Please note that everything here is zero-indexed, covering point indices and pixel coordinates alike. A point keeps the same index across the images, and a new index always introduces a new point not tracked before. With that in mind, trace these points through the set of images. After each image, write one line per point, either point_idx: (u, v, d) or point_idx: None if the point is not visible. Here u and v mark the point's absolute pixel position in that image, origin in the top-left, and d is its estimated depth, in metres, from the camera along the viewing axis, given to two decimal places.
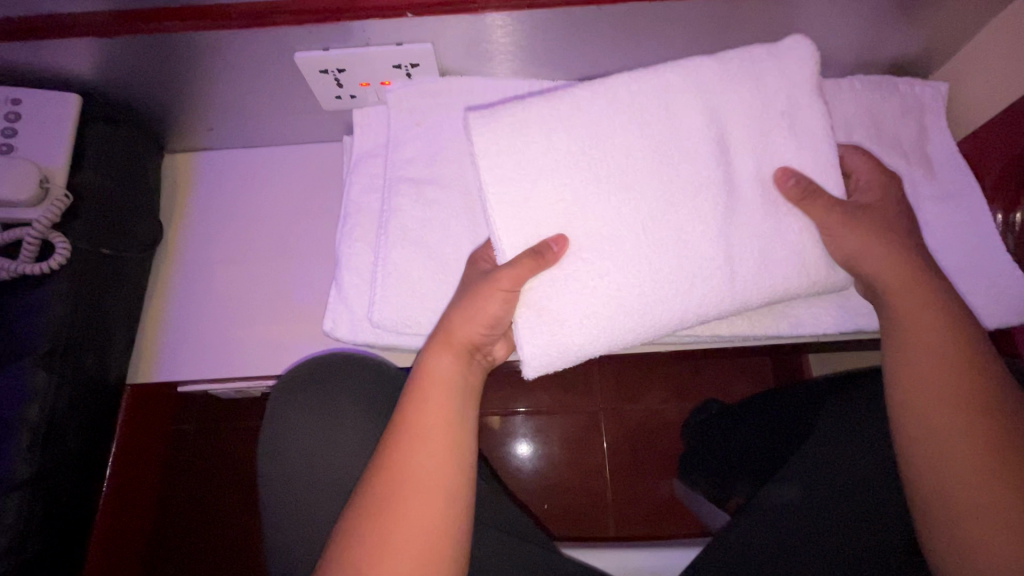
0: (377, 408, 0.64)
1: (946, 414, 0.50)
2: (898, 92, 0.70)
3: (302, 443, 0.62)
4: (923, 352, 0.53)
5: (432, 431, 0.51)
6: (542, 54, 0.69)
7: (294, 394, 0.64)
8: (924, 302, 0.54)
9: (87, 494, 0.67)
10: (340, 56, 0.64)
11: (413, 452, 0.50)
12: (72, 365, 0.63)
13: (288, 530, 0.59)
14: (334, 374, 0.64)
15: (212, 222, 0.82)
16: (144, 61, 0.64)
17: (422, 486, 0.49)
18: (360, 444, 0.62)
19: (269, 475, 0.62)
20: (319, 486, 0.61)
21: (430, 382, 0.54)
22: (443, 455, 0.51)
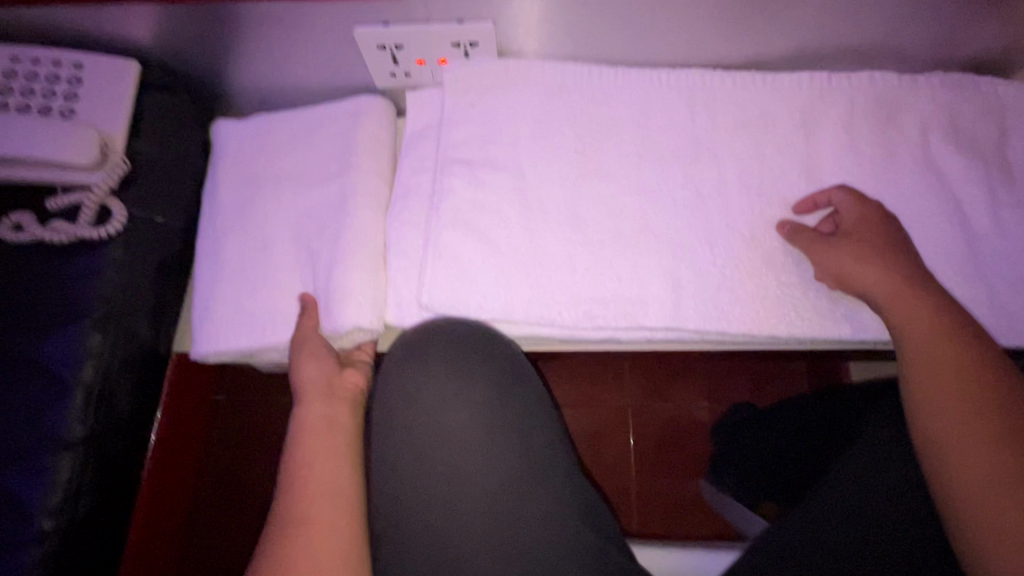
0: (499, 378, 0.63)
1: (957, 424, 0.47)
2: (979, 91, 0.66)
3: (426, 406, 0.62)
4: (930, 366, 0.50)
5: (314, 439, 0.57)
6: (603, 38, 0.67)
7: (419, 357, 0.63)
8: (929, 312, 0.52)
9: (135, 456, 0.69)
10: (400, 32, 0.63)
11: (312, 457, 0.55)
12: (126, 330, 0.64)
13: (409, 505, 0.58)
14: (462, 339, 0.63)
15: (231, 176, 0.72)
16: (204, 29, 0.63)
17: (320, 504, 0.52)
18: (481, 412, 0.63)
19: (388, 432, 0.62)
20: (440, 448, 0.61)
21: (313, 388, 0.60)
22: (333, 461, 0.55)
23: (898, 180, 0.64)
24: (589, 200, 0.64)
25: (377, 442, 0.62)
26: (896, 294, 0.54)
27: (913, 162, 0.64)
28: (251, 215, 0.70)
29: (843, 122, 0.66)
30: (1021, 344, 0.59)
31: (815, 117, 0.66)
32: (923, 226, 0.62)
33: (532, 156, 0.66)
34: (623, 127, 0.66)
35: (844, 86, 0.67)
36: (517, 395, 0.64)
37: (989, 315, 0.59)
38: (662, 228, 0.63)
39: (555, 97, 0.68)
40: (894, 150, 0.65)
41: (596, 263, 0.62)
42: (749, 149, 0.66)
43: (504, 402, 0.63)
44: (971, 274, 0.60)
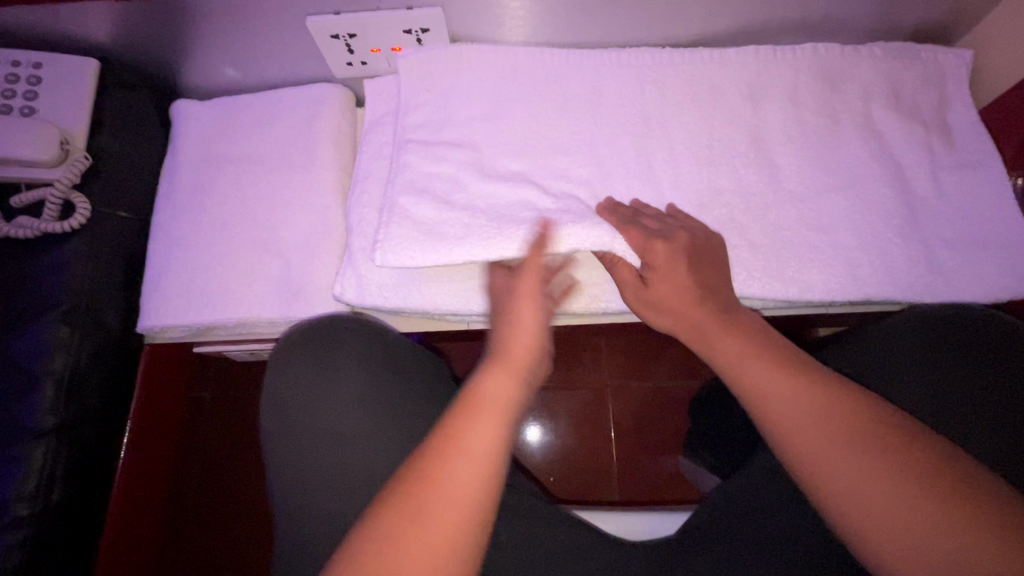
0: (377, 359, 0.63)
1: (858, 480, 0.43)
2: (918, 59, 0.68)
3: (303, 393, 0.61)
4: (798, 430, 0.46)
5: (482, 427, 0.45)
6: (553, 20, 0.68)
7: (296, 347, 0.63)
8: (786, 377, 0.48)
9: (110, 446, 0.70)
10: (351, 21, 0.65)
11: (456, 456, 0.43)
12: (94, 322, 0.65)
13: (295, 500, 0.58)
14: (334, 329, 0.63)
15: (188, 163, 0.73)
16: (158, 27, 0.65)
17: (451, 516, 0.41)
18: (359, 392, 0.61)
19: (269, 421, 0.62)
20: (318, 432, 0.60)
21: (487, 405, 0.46)
22: (495, 452, 0.44)
23: (840, 147, 0.66)
24: (543, 178, 0.66)
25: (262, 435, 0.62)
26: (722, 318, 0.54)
27: (855, 130, 0.66)
28: (205, 201, 0.71)
29: (786, 93, 0.68)
30: (958, 301, 0.61)
31: (760, 91, 0.68)
32: (865, 191, 0.64)
33: (486, 138, 0.67)
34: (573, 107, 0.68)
35: (789, 58, 0.69)
36: (399, 375, 0.64)
37: (927, 274, 0.61)
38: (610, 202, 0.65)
39: (507, 79, 0.69)
40: (838, 120, 0.67)
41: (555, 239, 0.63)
42: (698, 123, 0.67)
43: (385, 381, 0.62)
44: (910, 236, 0.63)
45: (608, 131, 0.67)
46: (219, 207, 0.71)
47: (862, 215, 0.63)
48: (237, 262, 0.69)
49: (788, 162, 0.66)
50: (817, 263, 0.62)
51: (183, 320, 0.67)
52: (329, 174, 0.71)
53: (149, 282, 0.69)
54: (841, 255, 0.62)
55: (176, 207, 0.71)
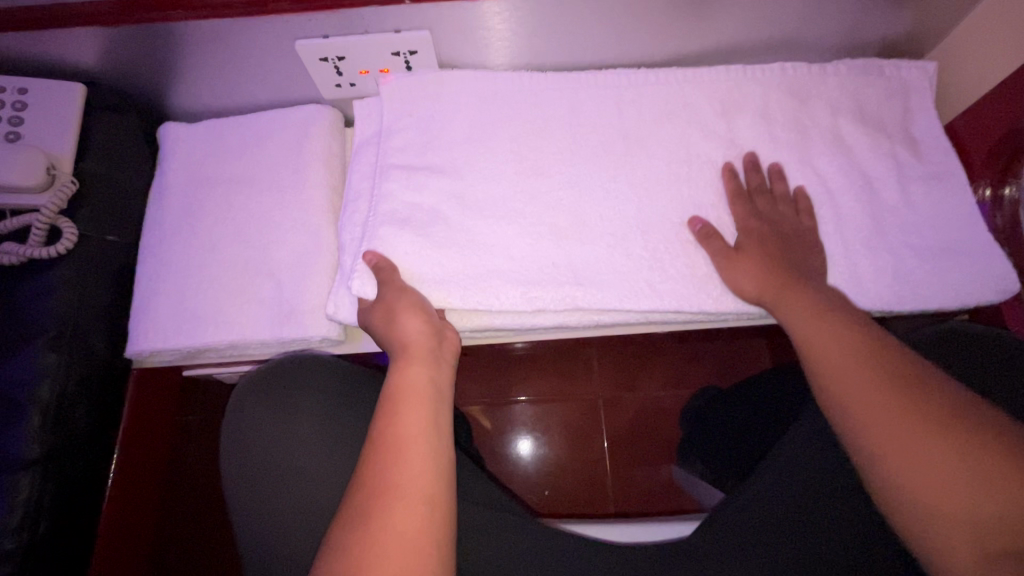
0: (337, 398, 0.65)
1: (915, 450, 0.45)
2: (883, 76, 0.71)
3: (266, 439, 0.63)
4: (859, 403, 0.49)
5: (411, 411, 0.52)
6: (534, 42, 0.70)
7: (256, 394, 0.65)
8: (852, 350, 0.51)
9: (96, 476, 0.68)
10: (339, 44, 0.66)
11: (403, 435, 0.50)
12: (82, 348, 0.64)
13: (257, 530, 0.59)
14: (290, 373, 0.65)
15: (178, 185, 0.73)
16: (146, 51, 0.65)
17: (412, 483, 0.47)
18: (321, 433, 0.63)
19: (232, 471, 0.62)
20: (285, 477, 0.61)
21: (413, 394, 0.53)
22: (429, 427, 0.51)
23: (813, 160, 0.68)
24: (526, 196, 0.67)
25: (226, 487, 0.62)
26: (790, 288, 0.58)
27: (826, 144, 0.69)
28: (197, 223, 0.71)
29: (760, 109, 0.70)
30: (931, 307, 0.63)
31: (734, 107, 0.70)
32: (838, 203, 0.67)
33: (470, 157, 0.69)
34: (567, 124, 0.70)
35: (763, 77, 0.71)
36: (350, 409, 0.65)
37: (900, 282, 0.64)
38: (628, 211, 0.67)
39: (488, 100, 0.70)
40: (810, 135, 0.69)
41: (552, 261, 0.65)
42: (678, 140, 0.69)
43: (346, 419, 0.64)
44: (883, 246, 0.65)
45: (591, 148, 0.69)
46: (211, 229, 0.71)
47: (836, 226, 0.66)
48: (229, 284, 0.68)
49: (764, 177, 0.68)
50: None
51: (174, 343, 0.66)
52: (319, 195, 0.71)
53: (139, 305, 0.68)
54: (820, 265, 0.64)
55: (168, 229, 0.71)
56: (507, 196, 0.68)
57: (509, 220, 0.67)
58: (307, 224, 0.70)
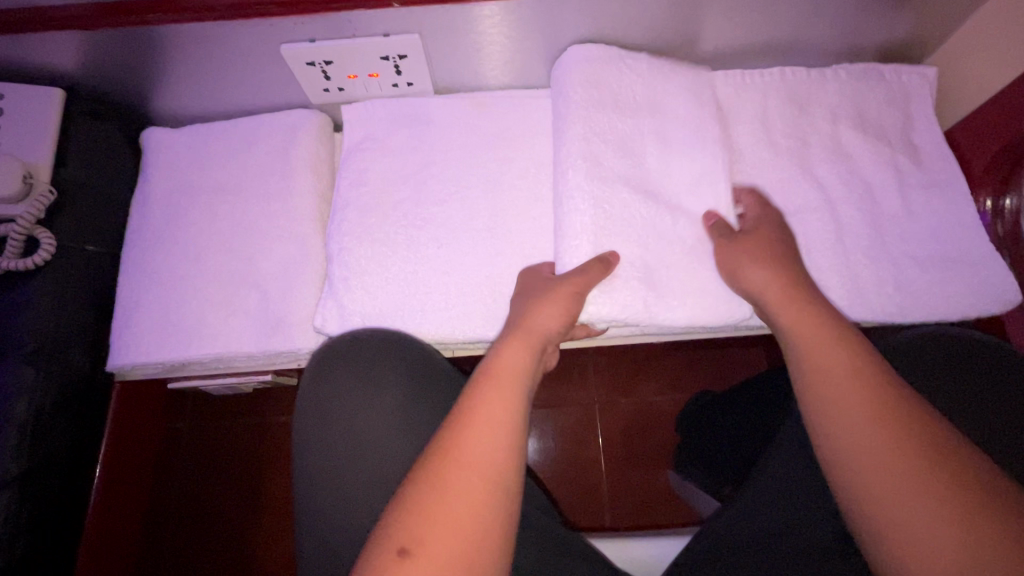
0: (416, 377, 0.62)
1: (883, 461, 0.44)
2: (884, 81, 0.70)
3: (343, 408, 0.61)
4: (845, 425, 0.47)
5: (496, 393, 0.49)
6: (529, 46, 0.68)
7: (336, 363, 0.62)
8: (843, 372, 0.49)
9: (76, 493, 0.66)
10: (327, 48, 0.64)
11: (463, 436, 0.46)
12: (62, 362, 0.63)
13: (327, 508, 0.58)
14: (362, 345, 0.62)
15: (161, 192, 0.71)
16: (126, 55, 0.63)
17: (479, 464, 0.45)
18: (397, 409, 0.61)
19: (303, 436, 0.61)
20: (359, 451, 0.59)
21: (501, 378, 0.51)
22: (509, 417, 0.48)
23: (813, 168, 0.67)
24: (519, 208, 0.67)
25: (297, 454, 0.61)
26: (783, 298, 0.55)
27: (826, 151, 0.67)
28: (180, 231, 0.69)
29: (758, 115, 0.69)
30: (932, 318, 0.62)
31: (733, 113, 0.69)
32: (837, 211, 0.65)
33: (463, 168, 0.69)
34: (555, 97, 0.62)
35: (764, 82, 0.70)
36: (440, 390, 0.63)
37: (901, 293, 0.62)
38: (621, 211, 0.60)
39: (478, 113, 0.71)
40: (812, 143, 0.68)
41: (595, 230, 0.58)
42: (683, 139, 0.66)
43: (420, 401, 0.62)
44: (886, 254, 0.64)
45: None
46: (195, 238, 0.69)
47: (836, 235, 0.64)
48: (214, 295, 0.67)
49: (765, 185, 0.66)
50: None
51: (158, 355, 0.65)
52: (307, 202, 0.70)
53: (121, 317, 0.66)
54: (822, 274, 0.63)
55: (150, 238, 0.69)
56: (500, 206, 0.67)
57: (501, 231, 0.66)
58: (296, 233, 0.69)
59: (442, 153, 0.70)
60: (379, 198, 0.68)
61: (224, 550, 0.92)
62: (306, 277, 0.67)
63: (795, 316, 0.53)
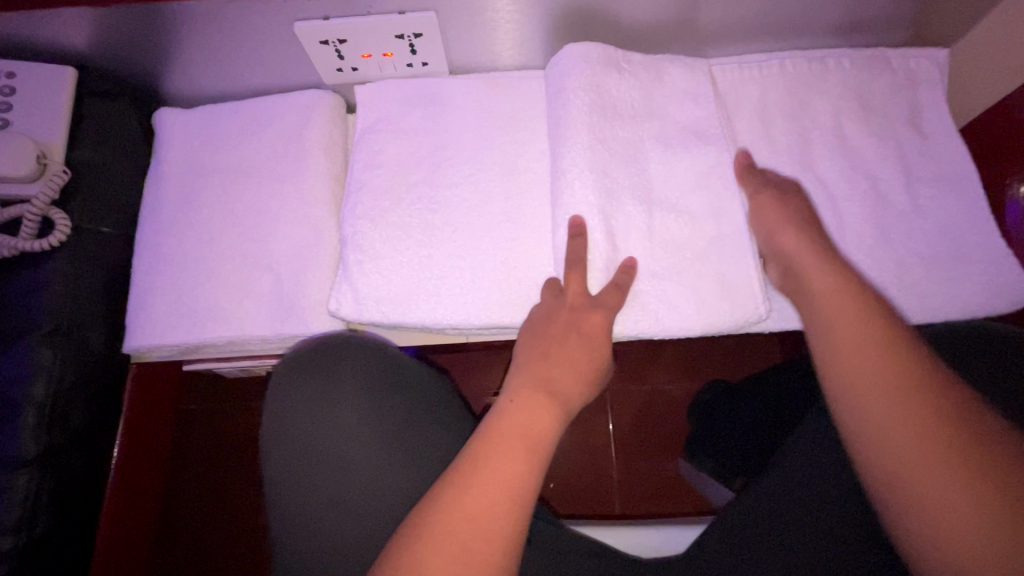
0: (379, 388, 0.63)
1: (906, 441, 0.43)
2: (916, 61, 0.67)
3: (308, 417, 0.62)
4: (885, 443, 0.44)
5: (514, 435, 0.50)
6: (547, 24, 0.66)
7: (302, 371, 0.63)
8: (869, 347, 0.47)
9: (95, 471, 0.67)
10: (340, 26, 0.62)
11: (467, 478, 0.47)
12: (79, 343, 0.63)
13: (291, 510, 0.59)
14: (331, 356, 0.63)
15: (174, 172, 0.70)
16: (138, 33, 0.62)
17: (488, 495, 0.46)
18: (361, 416, 0.62)
19: (269, 443, 0.62)
20: (322, 455, 0.61)
21: (521, 434, 0.50)
22: (523, 456, 0.49)
23: (839, 151, 0.65)
24: (535, 192, 0.66)
25: (264, 459, 0.62)
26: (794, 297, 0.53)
27: (854, 135, 0.65)
28: (194, 213, 0.68)
29: (784, 97, 0.66)
30: (961, 308, 0.60)
31: (757, 94, 0.66)
32: (865, 197, 0.63)
33: (478, 149, 0.67)
34: (576, 83, 0.60)
35: (791, 64, 0.67)
36: (405, 395, 0.64)
37: (929, 281, 0.60)
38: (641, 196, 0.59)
39: (494, 94, 0.70)
40: (840, 127, 0.65)
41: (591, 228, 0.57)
42: (706, 120, 0.63)
43: (386, 408, 0.62)
44: (916, 243, 0.61)
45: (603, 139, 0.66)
46: (210, 219, 0.68)
47: (862, 222, 0.62)
48: (227, 277, 0.66)
49: (793, 170, 0.64)
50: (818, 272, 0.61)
51: (172, 338, 0.65)
52: (320, 184, 0.69)
53: (136, 299, 0.66)
54: (849, 262, 0.61)
55: (164, 220, 0.68)
56: (515, 189, 0.66)
57: (516, 215, 0.65)
58: (308, 214, 0.68)
59: (457, 136, 0.68)
60: (392, 181, 0.67)
61: (240, 523, 0.94)
62: (319, 260, 0.67)
63: (816, 318, 0.51)
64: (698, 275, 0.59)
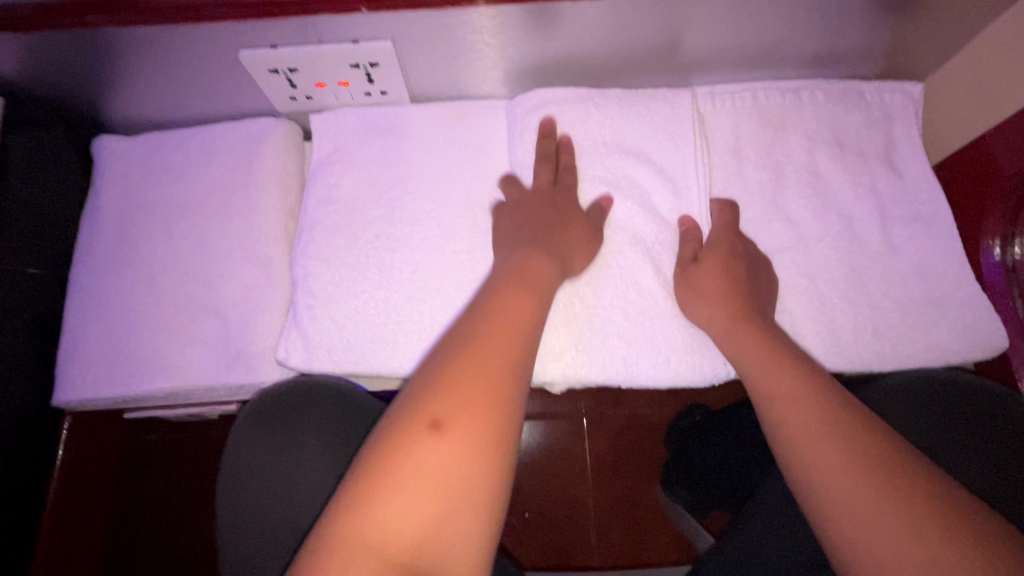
0: (348, 450, 0.59)
1: (832, 457, 0.42)
2: (890, 96, 0.65)
3: (272, 476, 0.58)
4: (838, 480, 0.41)
5: (488, 340, 0.42)
6: (511, 53, 0.63)
7: (266, 427, 0.59)
8: (778, 372, 0.48)
9: (18, 537, 0.61)
10: (289, 54, 0.58)
11: (433, 400, 0.39)
12: (3, 396, 0.58)
13: (253, 573, 0.55)
14: (299, 411, 0.59)
15: (111, 208, 0.66)
16: (67, 59, 0.57)
17: (460, 418, 0.38)
18: (329, 479, 0.58)
19: (228, 503, 0.57)
20: (285, 517, 0.57)
21: (496, 341, 0.42)
22: (498, 366, 0.41)
23: (814, 189, 0.62)
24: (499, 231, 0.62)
25: (220, 519, 0.57)
26: (763, 348, 0.50)
27: (829, 171, 0.63)
28: (132, 253, 0.64)
29: (757, 132, 0.64)
30: (937, 356, 0.58)
31: (729, 129, 0.64)
32: (840, 238, 0.61)
33: (439, 184, 0.64)
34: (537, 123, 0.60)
35: (764, 96, 0.65)
36: None
37: (904, 326, 0.58)
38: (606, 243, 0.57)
39: (457, 124, 0.66)
40: (815, 163, 0.63)
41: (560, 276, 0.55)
42: (677, 156, 0.60)
43: None
44: (892, 286, 0.59)
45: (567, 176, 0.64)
46: (151, 257, 0.64)
47: (836, 264, 0.60)
48: (167, 322, 0.62)
49: (766, 209, 0.61)
50: (791, 318, 0.59)
51: (108, 388, 0.60)
52: (272, 219, 0.65)
53: (68, 347, 0.61)
54: (824, 307, 0.59)
55: (99, 261, 0.64)
56: (477, 228, 0.62)
57: (479, 256, 0.61)
58: (258, 253, 0.64)
59: (418, 169, 0.65)
60: (347, 218, 0.63)
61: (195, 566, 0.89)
62: (271, 302, 0.63)
63: (755, 353, 0.50)
64: (667, 323, 0.57)
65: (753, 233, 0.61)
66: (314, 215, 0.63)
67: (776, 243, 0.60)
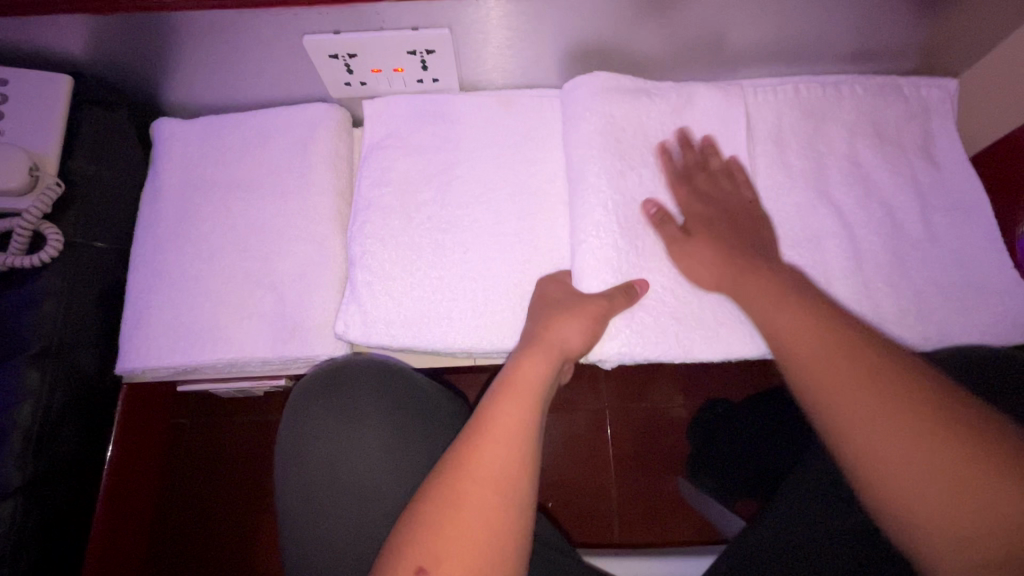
0: (401, 414, 0.61)
1: (898, 450, 0.39)
2: (928, 91, 0.67)
3: (328, 433, 0.60)
4: (889, 470, 0.39)
5: (509, 406, 0.48)
6: (561, 43, 0.65)
7: (325, 388, 0.61)
8: (818, 355, 0.45)
9: (76, 505, 0.63)
10: (351, 40, 0.60)
11: (474, 458, 0.45)
12: (68, 363, 0.60)
13: (302, 518, 0.58)
14: (353, 377, 0.61)
15: (172, 185, 0.68)
16: (138, 41, 0.59)
17: (496, 463, 0.44)
18: (382, 440, 0.60)
19: (288, 453, 0.60)
20: (337, 472, 0.59)
21: (518, 390, 0.49)
22: (523, 420, 0.47)
23: (853, 178, 0.64)
24: (547, 215, 0.64)
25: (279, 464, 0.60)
26: None
27: (867, 163, 0.65)
28: (193, 229, 0.66)
29: (797, 123, 0.66)
30: (975, 340, 0.59)
31: (770, 120, 0.66)
32: (879, 226, 0.62)
33: (489, 169, 0.66)
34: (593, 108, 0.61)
35: (805, 89, 0.67)
36: (428, 420, 0.61)
37: (943, 311, 0.60)
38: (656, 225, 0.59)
39: (505, 112, 0.68)
40: (854, 154, 0.65)
41: (615, 255, 0.57)
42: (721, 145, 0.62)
43: (406, 432, 0.60)
44: (931, 273, 0.61)
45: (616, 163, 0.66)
46: (210, 233, 0.66)
47: (875, 252, 0.62)
48: (225, 296, 0.64)
49: (808, 197, 0.63)
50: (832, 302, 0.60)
51: (170, 357, 0.62)
52: (326, 200, 0.67)
53: (131, 318, 0.64)
54: (864, 292, 0.60)
55: (161, 236, 0.66)
56: (526, 211, 0.64)
57: (529, 238, 0.63)
58: (314, 232, 0.66)
59: (468, 154, 0.67)
60: (400, 200, 0.65)
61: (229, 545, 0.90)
62: (328, 278, 0.65)
63: (794, 336, 0.47)
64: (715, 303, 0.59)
65: (794, 220, 0.63)
66: (369, 195, 0.65)
67: (818, 229, 0.62)
